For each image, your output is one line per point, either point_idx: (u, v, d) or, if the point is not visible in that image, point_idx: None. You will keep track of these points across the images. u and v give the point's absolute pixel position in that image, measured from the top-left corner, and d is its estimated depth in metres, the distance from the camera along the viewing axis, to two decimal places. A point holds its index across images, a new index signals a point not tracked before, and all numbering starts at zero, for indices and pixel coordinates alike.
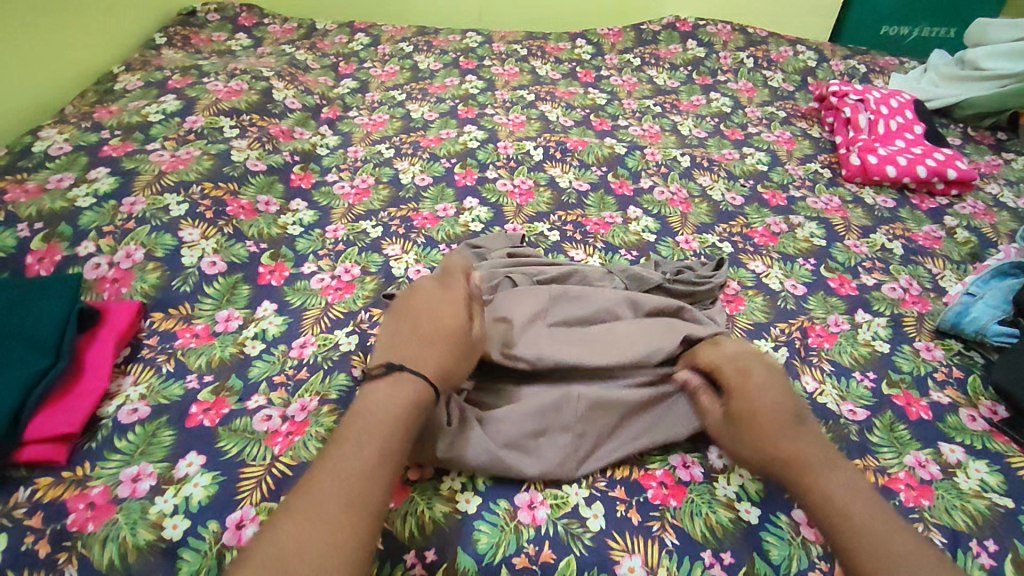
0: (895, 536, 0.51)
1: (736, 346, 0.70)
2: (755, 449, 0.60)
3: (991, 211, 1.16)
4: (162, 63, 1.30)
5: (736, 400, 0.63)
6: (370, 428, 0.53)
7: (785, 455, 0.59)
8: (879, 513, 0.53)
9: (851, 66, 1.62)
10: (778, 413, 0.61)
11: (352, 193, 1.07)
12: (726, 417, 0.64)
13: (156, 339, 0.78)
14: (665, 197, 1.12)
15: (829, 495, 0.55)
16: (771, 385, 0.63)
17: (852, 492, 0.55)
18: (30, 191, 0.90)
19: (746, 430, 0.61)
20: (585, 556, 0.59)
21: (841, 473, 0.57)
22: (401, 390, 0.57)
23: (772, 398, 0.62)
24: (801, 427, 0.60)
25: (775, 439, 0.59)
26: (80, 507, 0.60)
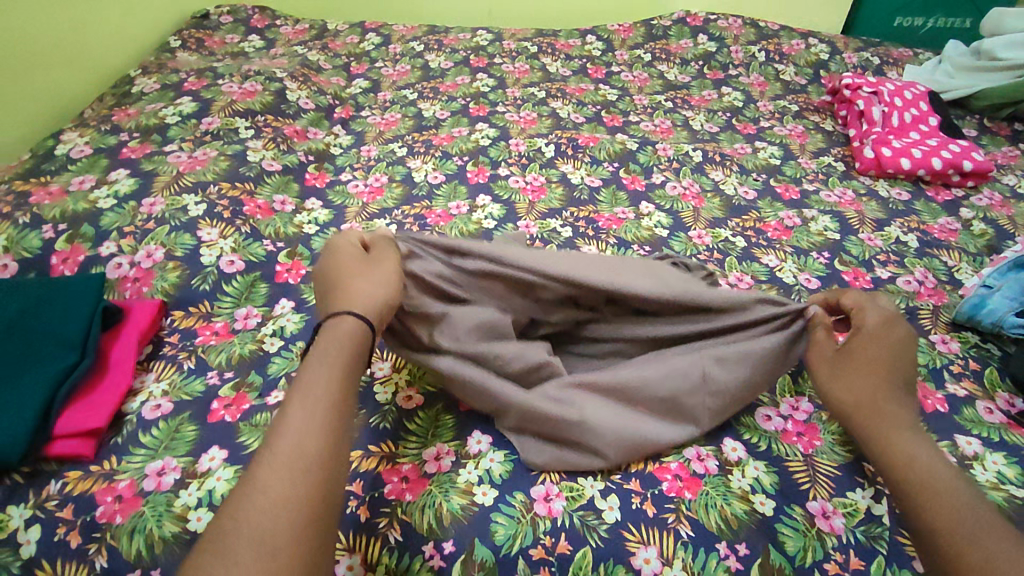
0: (981, 511, 0.50)
1: (879, 314, 0.65)
2: (854, 393, 0.61)
3: (1008, 203, 1.15)
4: (177, 66, 1.32)
5: (858, 343, 0.64)
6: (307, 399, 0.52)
7: (882, 408, 0.59)
8: (958, 483, 0.53)
9: (864, 58, 1.60)
10: (887, 368, 0.61)
11: (366, 192, 1.08)
12: (837, 355, 0.65)
13: (178, 337, 0.80)
14: (677, 192, 1.12)
15: (913, 453, 0.55)
16: (897, 349, 0.63)
17: (933, 459, 0.55)
18: (53, 193, 0.92)
19: (852, 371, 0.62)
20: (601, 548, 0.60)
21: (925, 441, 0.57)
22: (332, 355, 0.55)
23: (888, 356, 0.62)
24: (902, 393, 0.60)
25: (880, 390, 0.60)
26: (108, 500, 0.62)
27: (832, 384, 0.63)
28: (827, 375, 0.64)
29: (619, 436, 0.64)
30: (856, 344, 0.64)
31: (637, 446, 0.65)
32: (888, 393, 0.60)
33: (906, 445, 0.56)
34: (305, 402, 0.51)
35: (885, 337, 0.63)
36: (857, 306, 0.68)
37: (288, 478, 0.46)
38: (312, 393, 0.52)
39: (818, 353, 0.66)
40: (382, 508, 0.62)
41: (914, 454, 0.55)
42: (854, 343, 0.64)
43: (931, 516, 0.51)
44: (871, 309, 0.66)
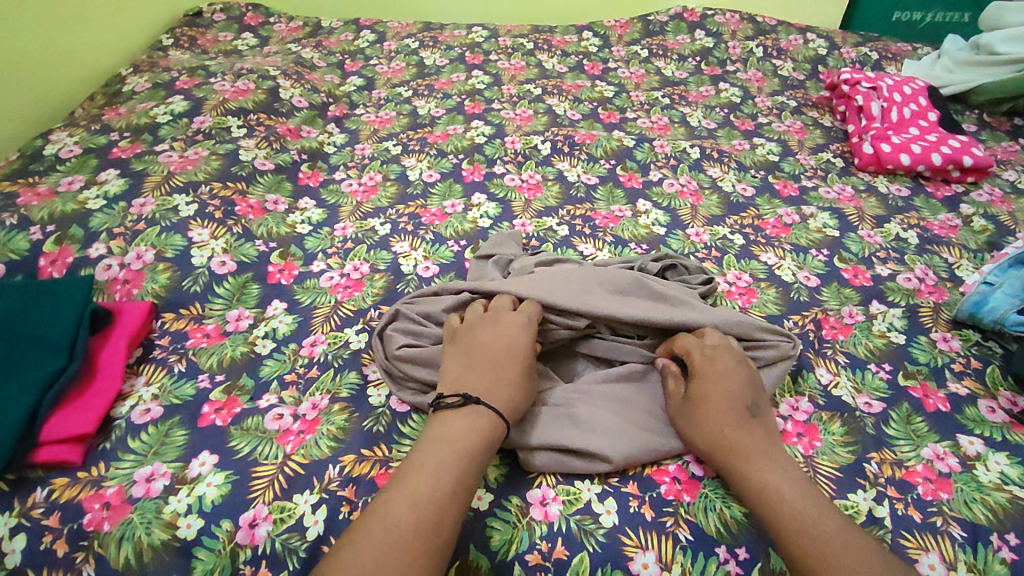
0: (835, 528, 0.53)
1: (717, 335, 0.70)
2: (705, 437, 0.62)
3: (1009, 198, 1.14)
4: (169, 64, 1.30)
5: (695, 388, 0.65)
6: (452, 452, 0.56)
7: (730, 446, 0.61)
8: (817, 504, 0.55)
9: (862, 53, 1.59)
10: (727, 403, 0.63)
11: (360, 191, 1.07)
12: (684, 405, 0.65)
13: (168, 340, 0.79)
14: (674, 190, 1.11)
15: (769, 482, 0.58)
16: (732, 375, 0.65)
17: (788, 482, 0.57)
18: (42, 194, 0.91)
19: (700, 418, 0.63)
20: (599, 553, 0.59)
21: (780, 465, 0.59)
22: (471, 431, 0.58)
23: (732, 385, 0.64)
24: (751, 421, 0.63)
25: (724, 428, 0.62)
26: (96, 507, 0.60)
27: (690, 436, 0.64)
28: (684, 427, 0.64)
29: (622, 437, 0.65)
30: (694, 390, 0.65)
31: (637, 450, 0.64)
32: (727, 428, 0.62)
33: (762, 476, 0.58)
34: (445, 464, 0.55)
35: (717, 370, 0.66)
36: (688, 348, 0.69)
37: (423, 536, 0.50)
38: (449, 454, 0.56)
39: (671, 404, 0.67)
40: None
41: (773, 484, 0.57)
42: (693, 389, 0.65)
43: (797, 548, 0.53)
44: (698, 348, 0.68)
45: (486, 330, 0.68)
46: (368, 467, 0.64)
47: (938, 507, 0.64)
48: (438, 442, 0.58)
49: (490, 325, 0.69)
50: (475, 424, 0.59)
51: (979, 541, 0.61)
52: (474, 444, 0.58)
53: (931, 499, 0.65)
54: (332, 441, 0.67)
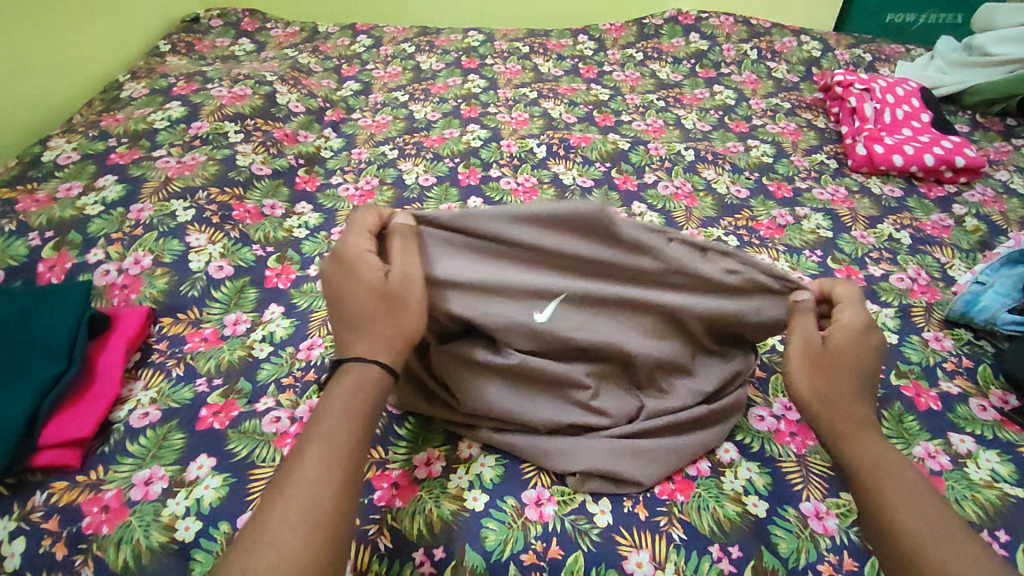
0: (947, 514, 0.52)
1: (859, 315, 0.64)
2: (825, 391, 0.60)
3: (1001, 198, 1.15)
4: (167, 70, 1.31)
5: (839, 337, 0.62)
6: (323, 433, 0.53)
7: (852, 413, 0.60)
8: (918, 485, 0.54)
9: (856, 55, 1.60)
10: (857, 365, 0.61)
11: (356, 195, 1.08)
12: (819, 347, 0.62)
13: (166, 344, 0.80)
14: (669, 192, 1.12)
15: (869, 453, 0.57)
16: (868, 354, 0.62)
17: (897, 460, 0.57)
18: (41, 200, 0.92)
19: (830, 369, 0.61)
20: (593, 552, 0.59)
21: (891, 448, 0.58)
22: (347, 393, 0.55)
23: (866, 361, 0.62)
24: (868, 395, 0.61)
25: (847, 394, 0.60)
26: (95, 510, 0.61)
27: (809, 384, 0.61)
28: (801, 370, 0.61)
29: (642, 455, 0.64)
30: (835, 340, 0.62)
31: (658, 463, 0.64)
32: (855, 396, 0.60)
33: (869, 451, 0.57)
34: (318, 436, 0.52)
35: (860, 343, 0.62)
36: (841, 299, 0.65)
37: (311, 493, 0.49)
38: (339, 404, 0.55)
39: (803, 340, 0.63)
40: (372, 515, 0.61)
41: (878, 458, 0.56)
42: (835, 340, 0.62)
43: (887, 515, 0.52)
44: (848, 305, 0.65)
45: (340, 266, 0.62)
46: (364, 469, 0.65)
47: None
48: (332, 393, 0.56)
49: (337, 270, 0.62)
50: (354, 380, 0.56)
51: None
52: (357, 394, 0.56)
53: None
54: None
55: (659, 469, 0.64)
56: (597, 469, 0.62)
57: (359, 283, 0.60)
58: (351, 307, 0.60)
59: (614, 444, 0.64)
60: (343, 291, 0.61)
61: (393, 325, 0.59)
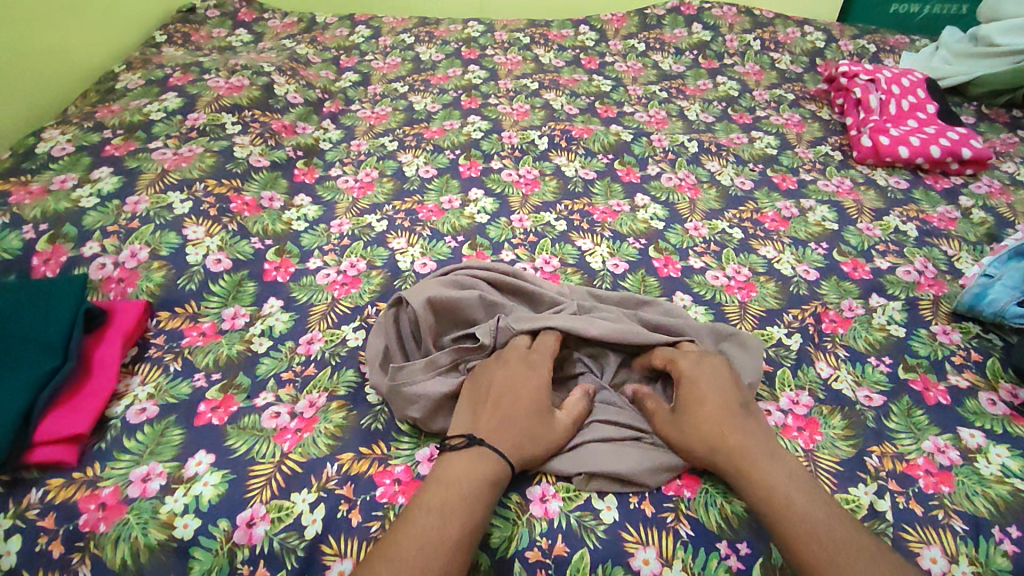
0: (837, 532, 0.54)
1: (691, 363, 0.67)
2: (701, 444, 0.61)
3: (1008, 190, 1.14)
4: (163, 61, 1.29)
5: (686, 395, 0.64)
6: (451, 501, 0.54)
7: (732, 449, 0.60)
8: (816, 505, 0.56)
9: (860, 46, 1.58)
10: (720, 407, 0.63)
11: (356, 187, 1.06)
12: (676, 412, 0.64)
13: (163, 338, 0.78)
14: (673, 183, 1.11)
15: (764, 483, 0.58)
16: (722, 387, 0.65)
17: (786, 481, 0.58)
18: (35, 192, 0.90)
19: (693, 423, 0.62)
20: (599, 549, 0.58)
21: (781, 465, 0.59)
22: (477, 471, 0.57)
23: (718, 395, 0.64)
24: (745, 423, 0.63)
25: (723, 436, 0.61)
26: (92, 508, 0.60)
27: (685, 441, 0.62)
28: (675, 434, 0.63)
29: (639, 458, 0.63)
30: (685, 398, 0.64)
31: (660, 463, 0.63)
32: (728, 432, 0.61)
33: (764, 482, 0.58)
34: (445, 502, 0.54)
35: (706, 381, 0.65)
36: (671, 355, 0.69)
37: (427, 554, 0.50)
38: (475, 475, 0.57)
39: (659, 413, 0.65)
40: (373, 511, 0.60)
41: (774, 488, 0.57)
42: (685, 398, 0.64)
43: (798, 553, 0.53)
44: (685, 357, 0.68)
45: (508, 367, 0.66)
46: (366, 465, 0.64)
47: (940, 501, 0.64)
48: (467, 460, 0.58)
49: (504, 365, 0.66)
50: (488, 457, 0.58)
51: (981, 534, 0.61)
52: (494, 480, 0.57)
53: (933, 492, 0.64)
54: (330, 439, 0.66)
55: (661, 468, 0.63)
56: (601, 469, 0.62)
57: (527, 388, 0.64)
58: (511, 403, 0.62)
59: (609, 448, 0.64)
60: (506, 386, 0.64)
61: (532, 431, 0.61)
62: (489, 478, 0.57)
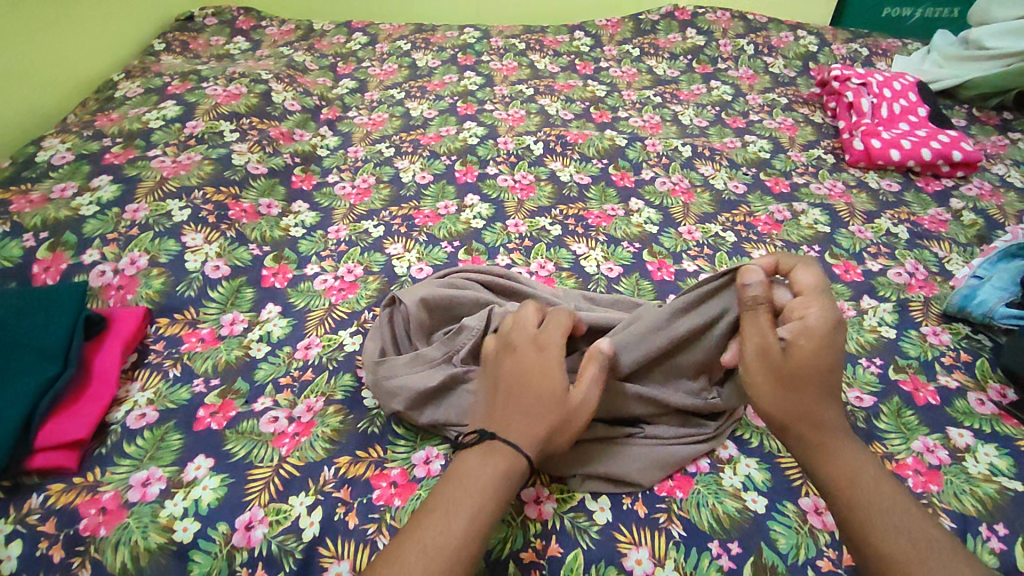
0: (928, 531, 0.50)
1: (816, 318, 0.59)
2: (791, 407, 0.57)
3: (998, 192, 1.15)
4: (161, 69, 1.30)
5: (801, 343, 0.58)
6: (461, 497, 0.53)
7: (823, 421, 0.57)
8: (904, 501, 0.53)
9: (852, 50, 1.60)
10: (828, 371, 0.58)
11: (353, 194, 1.07)
12: (782, 361, 0.58)
13: (163, 344, 0.79)
14: (667, 188, 1.12)
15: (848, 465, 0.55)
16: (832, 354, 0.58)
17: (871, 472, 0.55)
18: (35, 201, 0.91)
19: (791, 391, 0.57)
20: (593, 550, 0.59)
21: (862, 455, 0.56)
22: (489, 463, 0.55)
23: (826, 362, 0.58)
24: (838, 397, 0.59)
25: (813, 406, 0.57)
26: (92, 512, 0.61)
27: (771, 392, 0.58)
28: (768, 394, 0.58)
29: (629, 459, 0.64)
30: (800, 348, 0.58)
31: (650, 465, 0.64)
32: (822, 403, 0.57)
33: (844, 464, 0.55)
34: (455, 499, 0.53)
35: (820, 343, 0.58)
36: (805, 291, 0.61)
37: (432, 569, 0.48)
38: (484, 485, 0.54)
39: (755, 353, 0.59)
40: (370, 514, 0.61)
41: (858, 471, 0.55)
42: (798, 349, 0.58)
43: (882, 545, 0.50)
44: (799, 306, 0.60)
45: (518, 351, 0.62)
46: (363, 468, 0.65)
47: (928, 500, 0.65)
48: (475, 467, 0.55)
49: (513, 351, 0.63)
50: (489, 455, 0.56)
51: (968, 532, 0.62)
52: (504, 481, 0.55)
53: (922, 491, 0.65)
54: (327, 442, 0.67)
55: (651, 469, 0.64)
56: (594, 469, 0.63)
57: (535, 372, 0.60)
58: (522, 391, 0.59)
59: (601, 449, 0.65)
60: (516, 374, 0.60)
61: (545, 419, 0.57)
62: (499, 487, 0.54)
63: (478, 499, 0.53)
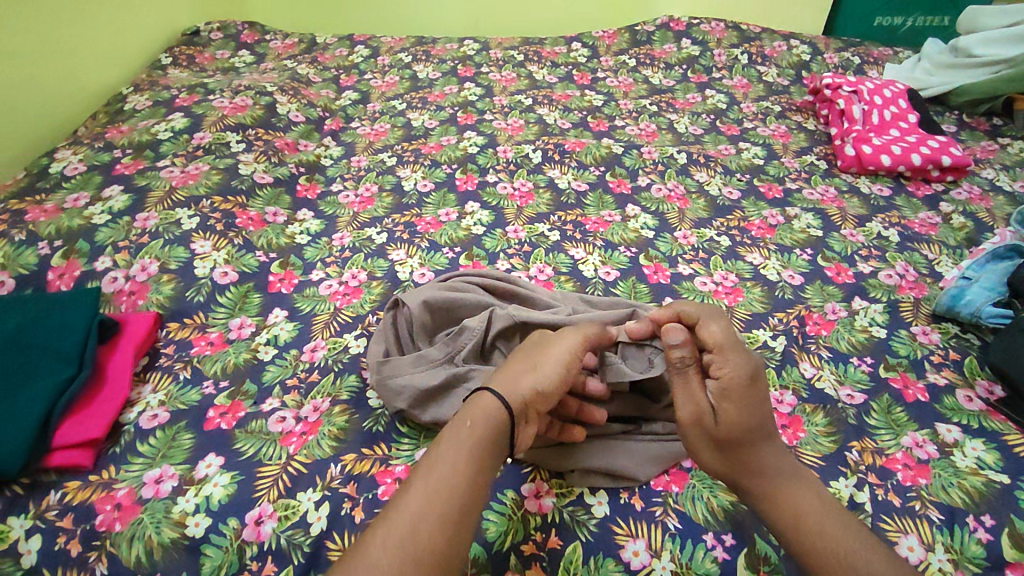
0: (873, 557, 0.51)
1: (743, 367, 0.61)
2: (732, 467, 0.59)
3: (988, 196, 1.17)
4: (169, 82, 1.34)
5: (727, 405, 0.59)
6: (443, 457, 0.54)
7: (761, 470, 0.58)
8: (849, 531, 0.54)
9: (844, 58, 1.63)
10: (759, 420, 0.60)
11: (356, 202, 1.10)
12: (717, 425, 0.59)
13: (173, 348, 0.82)
14: (662, 194, 1.14)
15: (795, 505, 0.56)
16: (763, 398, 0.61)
17: (819, 506, 0.56)
18: (49, 210, 0.94)
19: (731, 443, 0.59)
20: (591, 542, 0.61)
21: (810, 489, 0.58)
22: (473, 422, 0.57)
23: (761, 407, 0.60)
24: (774, 441, 0.60)
25: (751, 459, 0.58)
26: (107, 508, 0.63)
27: (713, 461, 0.60)
28: (710, 451, 0.60)
29: (625, 456, 0.66)
30: (728, 409, 0.59)
31: (645, 461, 0.66)
32: (756, 448, 0.59)
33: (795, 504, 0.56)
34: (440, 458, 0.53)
35: (751, 389, 0.60)
36: (720, 345, 0.62)
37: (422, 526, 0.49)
38: (438, 459, 0.54)
39: (690, 426, 0.61)
40: (375, 508, 0.63)
41: (804, 509, 0.55)
42: (726, 408, 0.59)
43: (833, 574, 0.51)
44: (730, 350, 0.62)
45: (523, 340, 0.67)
46: (368, 465, 0.67)
47: (917, 493, 0.67)
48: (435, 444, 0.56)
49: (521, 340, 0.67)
50: (471, 408, 0.58)
51: (956, 523, 0.64)
52: (472, 442, 0.55)
53: (910, 484, 0.67)
54: (334, 440, 0.69)
55: (647, 466, 0.66)
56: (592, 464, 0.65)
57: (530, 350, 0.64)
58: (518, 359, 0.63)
59: (598, 446, 0.67)
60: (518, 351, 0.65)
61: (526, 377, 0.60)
62: (455, 457, 0.53)
63: (430, 472, 0.52)
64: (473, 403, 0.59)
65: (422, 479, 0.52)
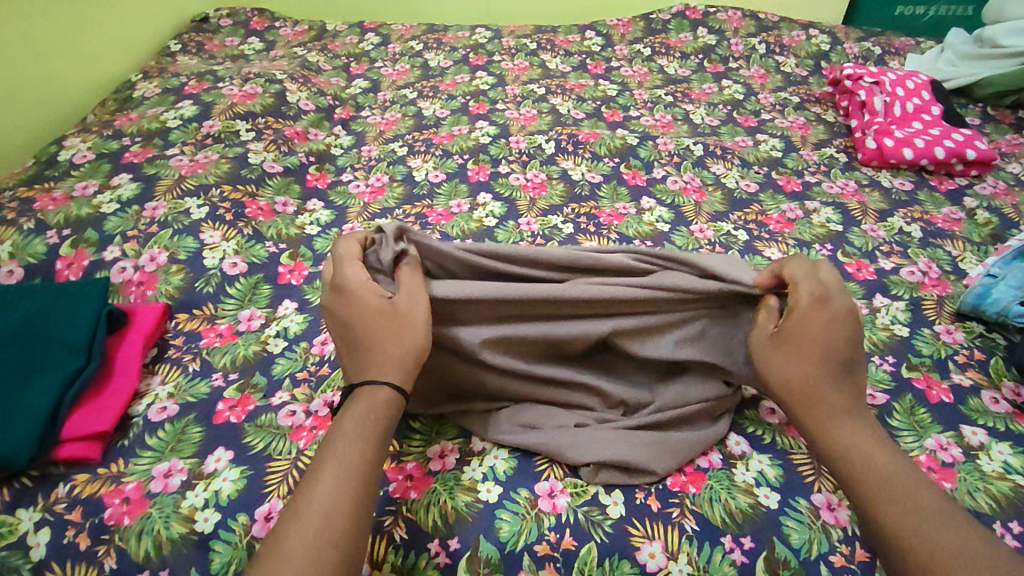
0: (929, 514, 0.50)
1: (813, 293, 0.60)
2: (791, 383, 0.59)
3: (1013, 191, 1.14)
4: (178, 70, 1.32)
5: (796, 328, 0.60)
6: (345, 444, 0.54)
7: (824, 406, 0.58)
8: (923, 501, 0.51)
9: (865, 48, 1.59)
10: (809, 358, 0.59)
11: (367, 192, 1.09)
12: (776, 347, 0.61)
13: (182, 340, 0.81)
14: (678, 186, 1.12)
15: (865, 462, 0.55)
16: (836, 333, 0.59)
17: (882, 464, 0.54)
18: (58, 199, 0.93)
19: (794, 364, 0.59)
20: (606, 543, 0.60)
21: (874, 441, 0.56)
22: (373, 410, 0.57)
23: (832, 339, 0.59)
24: (844, 381, 0.59)
25: (817, 389, 0.58)
26: (116, 502, 0.62)
27: (777, 369, 0.61)
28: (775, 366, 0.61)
29: (632, 446, 0.64)
30: (791, 330, 0.60)
31: (659, 455, 0.64)
32: (827, 386, 0.58)
33: (842, 442, 0.56)
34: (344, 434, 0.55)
35: (825, 317, 0.59)
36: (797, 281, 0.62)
37: (343, 500, 0.50)
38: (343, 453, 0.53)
39: (758, 337, 0.63)
40: (387, 506, 0.62)
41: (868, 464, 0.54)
42: (790, 324, 0.60)
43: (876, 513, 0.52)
44: (806, 279, 0.62)
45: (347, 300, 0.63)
46: None
47: None
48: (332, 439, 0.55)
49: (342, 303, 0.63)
50: (365, 406, 0.57)
51: None
52: (367, 423, 0.56)
53: None
54: None
55: (660, 458, 0.64)
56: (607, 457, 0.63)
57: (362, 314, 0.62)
58: (365, 329, 0.61)
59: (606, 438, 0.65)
60: (357, 322, 0.62)
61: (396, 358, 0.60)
62: (350, 444, 0.54)
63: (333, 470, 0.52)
64: (363, 399, 0.57)
65: (327, 480, 0.51)
